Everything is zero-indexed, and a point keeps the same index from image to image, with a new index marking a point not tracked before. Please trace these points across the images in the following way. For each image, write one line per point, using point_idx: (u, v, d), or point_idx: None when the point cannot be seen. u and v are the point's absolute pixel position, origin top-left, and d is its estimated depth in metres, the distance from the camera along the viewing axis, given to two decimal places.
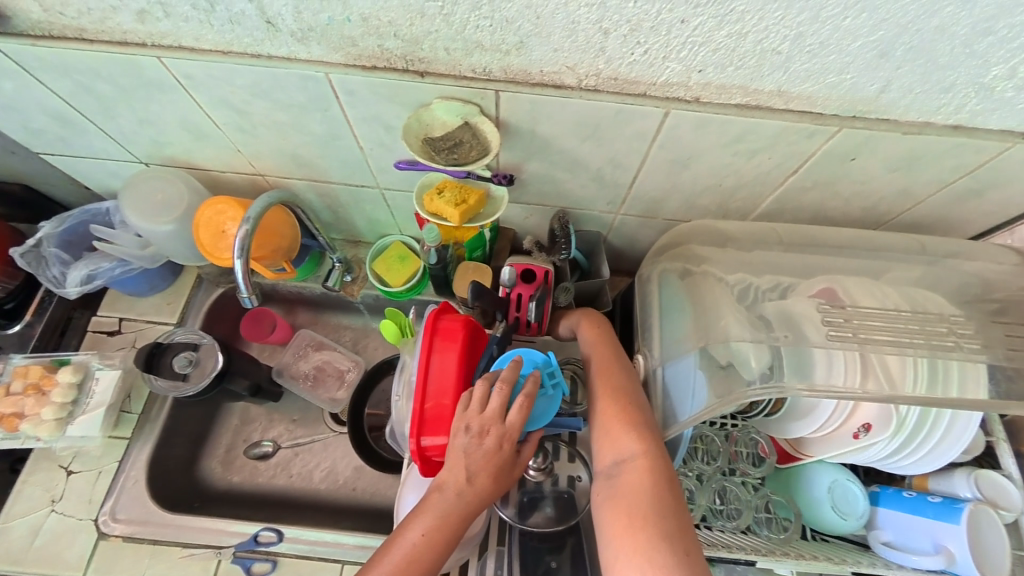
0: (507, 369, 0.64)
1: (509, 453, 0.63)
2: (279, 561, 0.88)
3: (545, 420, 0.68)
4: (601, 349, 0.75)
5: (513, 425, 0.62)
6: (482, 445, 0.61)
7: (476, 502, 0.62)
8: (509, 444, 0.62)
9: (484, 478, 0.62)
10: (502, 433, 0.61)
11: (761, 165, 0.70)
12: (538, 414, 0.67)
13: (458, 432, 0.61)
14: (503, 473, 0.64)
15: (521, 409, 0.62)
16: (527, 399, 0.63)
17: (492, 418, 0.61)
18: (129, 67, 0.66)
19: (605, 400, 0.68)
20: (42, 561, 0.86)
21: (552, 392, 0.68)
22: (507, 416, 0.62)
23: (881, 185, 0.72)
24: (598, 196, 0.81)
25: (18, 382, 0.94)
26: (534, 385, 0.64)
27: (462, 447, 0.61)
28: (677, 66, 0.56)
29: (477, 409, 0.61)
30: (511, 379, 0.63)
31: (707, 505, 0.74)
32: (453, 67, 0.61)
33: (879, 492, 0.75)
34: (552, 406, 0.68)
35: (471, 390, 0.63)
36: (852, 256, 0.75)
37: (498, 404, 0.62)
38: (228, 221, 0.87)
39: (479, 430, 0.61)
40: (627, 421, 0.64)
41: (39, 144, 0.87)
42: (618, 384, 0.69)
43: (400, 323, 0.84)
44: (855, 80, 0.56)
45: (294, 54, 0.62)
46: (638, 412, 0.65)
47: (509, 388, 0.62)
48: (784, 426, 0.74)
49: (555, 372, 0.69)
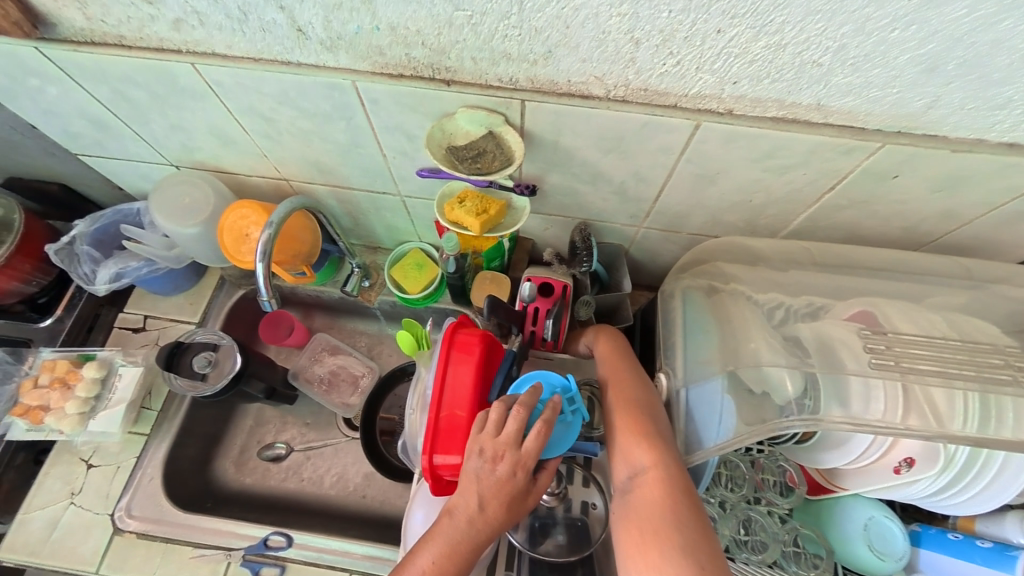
0: (525, 393, 0.62)
1: (523, 481, 0.60)
2: (287, 567, 0.87)
3: (563, 447, 0.64)
4: (611, 363, 0.73)
5: (529, 451, 0.59)
6: (495, 470, 0.58)
7: (487, 531, 0.59)
8: (523, 471, 0.59)
9: (495, 506, 0.59)
10: (517, 459, 0.58)
11: (793, 182, 0.67)
12: (556, 440, 0.64)
13: (471, 454, 0.59)
14: (515, 502, 0.60)
15: (539, 435, 0.59)
16: (545, 425, 0.60)
17: (507, 442, 0.58)
18: (164, 74, 0.68)
19: (617, 412, 0.65)
20: (58, 554, 0.87)
21: (571, 418, 0.65)
22: (522, 442, 0.59)
23: (922, 205, 0.68)
24: (620, 209, 0.80)
25: (45, 376, 0.96)
26: (552, 411, 0.61)
27: (474, 470, 0.58)
28: (710, 78, 0.54)
29: (492, 432, 0.59)
30: (530, 403, 0.61)
31: (730, 535, 0.70)
32: (478, 77, 0.60)
33: (920, 531, 0.71)
34: (569, 433, 0.65)
35: (487, 411, 0.61)
36: (888, 279, 0.72)
37: (515, 428, 0.59)
38: (250, 225, 0.88)
39: (492, 454, 0.58)
40: (639, 433, 0.62)
41: (76, 146, 0.90)
42: (627, 396, 0.67)
43: (415, 334, 0.83)
44: (900, 95, 0.53)
45: (322, 62, 0.62)
46: (649, 423, 0.63)
47: (527, 412, 0.60)
48: (815, 456, 0.71)
49: (574, 398, 0.66)
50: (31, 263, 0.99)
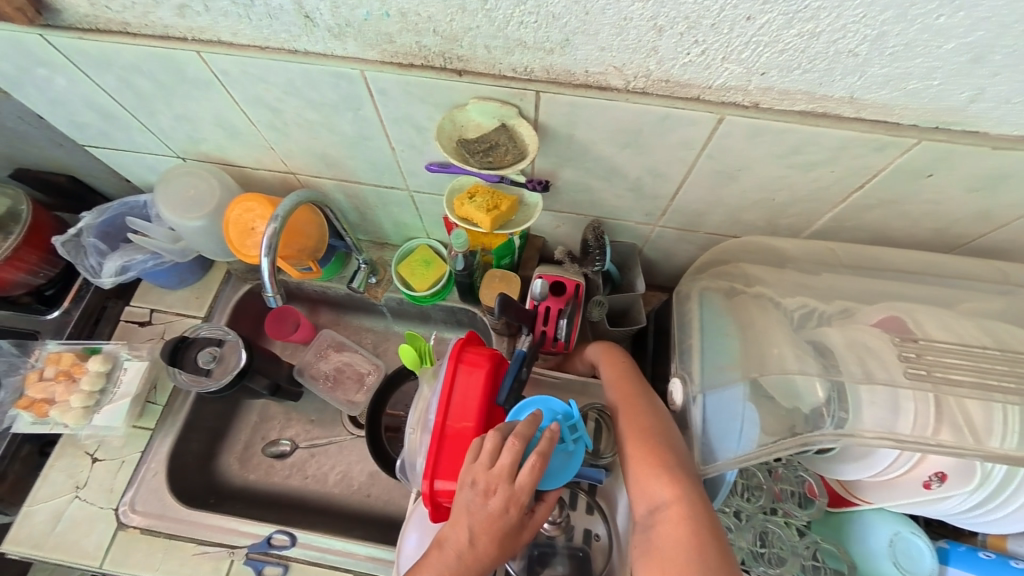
0: (522, 423, 0.59)
1: (517, 516, 0.57)
2: (291, 566, 0.86)
3: (563, 478, 0.61)
4: (622, 387, 0.70)
5: (522, 486, 0.56)
6: (487, 504, 0.56)
7: (477, 567, 0.56)
8: (516, 507, 0.56)
9: (486, 541, 0.56)
10: (509, 494, 0.56)
11: (819, 180, 0.64)
12: (554, 471, 0.61)
13: (463, 485, 0.56)
14: (508, 538, 0.57)
15: (533, 469, 0.56)
16: (540, 458, 0.56)
17: (499, 476, 0.55)
18: (169, 62, 0.67)
19: (631, 441, 0.63)
20: (62, 547, 0.87)
21: (573, 448, 0.62)
22: (516, 476, 0.56)
23: (957, 206, 0.64)
24: (634, 207, 0.77)
25: (50, 368, 0.96)
26: (549, 442, 0.58)
27: (465, 502, 0.56)
28: (736, 68, 0.51)
29: (485, 463, 0.56)
30: (526, 434, 0.57)
31: (747, 548, 0.67)
32: (491, 67, 0.58)
33: (948, 548, 0.67)
34: (572, 463, 0.62)
35: (482, 439, 0.58)
36: (916, 283, 0.68)
37: (509, 461, 0.56)
38: (255, 219, 0.87)
39: (485, 487, 0.55)
40: (658, 464, 0.59)
41: (83, 137, 0.90)
42: (641, 424, 0.64)
43: (418, 347, 0.79)
44: (941, 88, 0.50)
45: (330, 51, 0.60)
46: (667, 453, 0.61)
47: (522, 444, 0.56)
48: (834, 467, 0.67)
49: (576, 426, 0.63)
50: (39, 255, 0.99)
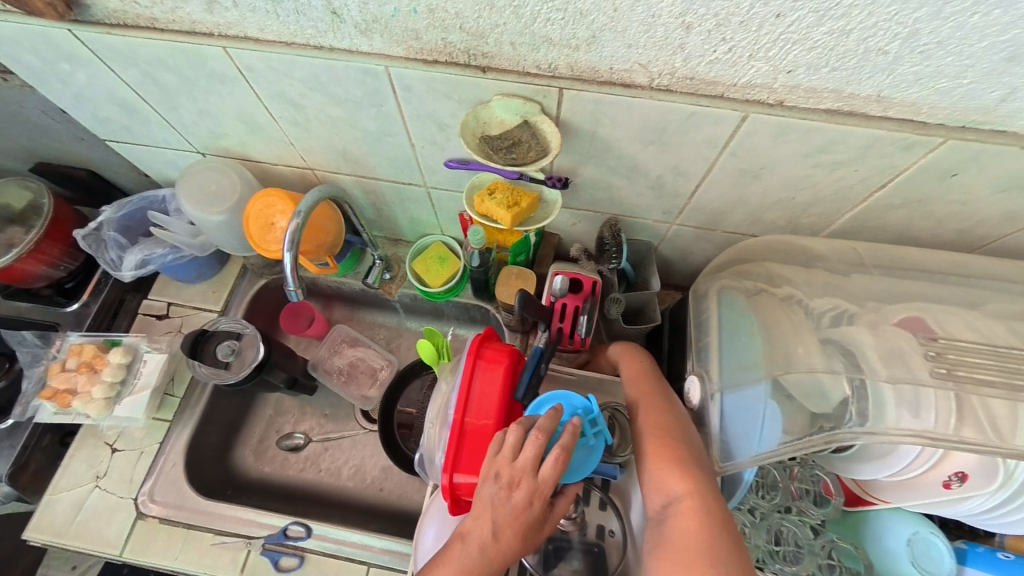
0: (544, 417, 0.59)
1: (540, 510, 0.57)
2: (307, 557, 0.87)
3: (581, 473, 0.62)
4: (640, 383, 0.71)
5: (546, 479, 0.56)
6: (511, 498, 0.56)
7: (500, 560, 0.57)
8: (540, 501, 0.57)
9: (509, 535, 0.56)
10: (533, 488, 0.56)
11: (843, 179, 0.64)
12: (576, 466, 0.62)
13: (486, 478, 0.56)
14: (530, 533, 0.58)
15: (557, 464, 0.56)
16: (564, 452, 0.57)
17: (524, 469, 0.56)
18: (195, 57, 0.67)
19: (647, 436, 0.64)
20: (84, 535, 0.88)
21: (593, 442, 0.63)
22: (540, 469, 0.57)
23: (983, 206, 0.64)
24: (653, 205, 0.77)
25: (72, 359, 0.97)
26: (571, 437, 0.58)
27: (489, 496, 0.56)
28: (764, 66, 0.51)
29: (509, 457, 0.56)
30: (549, 428, 0.58)
31: (763, 546, 0.68)
32: (516, 63, 0.58)
33: (966, 549, 0.68)
34: (591, 458, 0.63)
35: (505, 434, 0.59)
36: (940, 283, 0.68)
37: (532, 454, 0.56)
38: (276, 214, 0.88)
39: (508, 480, 0.56)
40: (673, 459, 0.60)
41: (106, 131, 0.91)
42: (658, 420, 0.65)
43: (436, 342, 0.80)
44: (972, 86, 0.49)
45: (356, 47, 0.61)
46: (682, 448, 0.61)
47: (545, 437, 0.57)
48: (850, 467, 0.68)
49: (597, 421, 0.63)
50: (60, 248, 1.01)
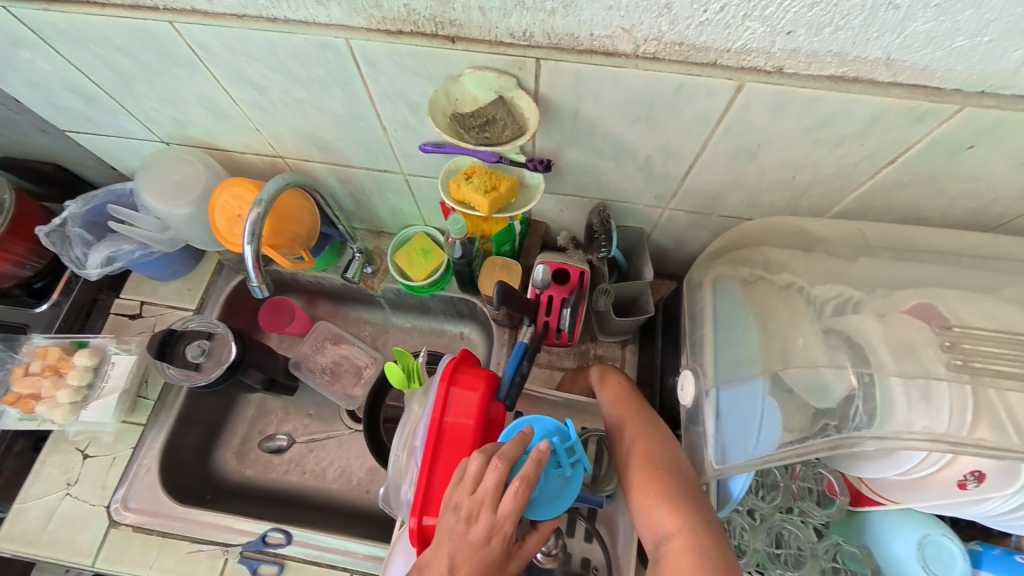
0: (509, 443, 0.55)
1: (500, 548, 0.53)
2: (286, 565, 0.84)
3: (560, 506, 0.59)
4: (623, 409, 0.66)
5: (506, 514, 0.52)
6: (469, 532, 0.52)
7: None
8: (500, 537, 0.52)
9: (467, 574, 0.51)
10: (492, 522, 0.52)
11: (847, 156, 0.59)
12: (550, 497, 0.58)
13: (445, 509, 0.53)
14: (493, 570, 0.53)
15: (517, 495, 0.52)
16: (525, 483, 0.52)
17: (484, 501, 0.52)
18: (143, 35, 0.62)
19: (633, 470, 0.60)
20: (55, 545, 0.85)
21: (571, 472, 0.59)
22: (500, 502, 0.52)
23: (999, 182, 0.58)
24: (644, 189, 0.72)
25: (37, 363, 0.93)
26: (535, 466, 0.53)
27: (446, 528, 0.52)
28: (759, 27, 0.46)
29: (468, 488, 0.52)
30: (512, 455, 0.54)
31: (763, 549, 0.66)
32: (487, 32, 0.52)
33: (980, 551, 0.65)
34: (570, 489, 0.59)
35: (467, 461, 0.55)
36: (955, 266, 0.63)
37: (493, 483, 0.52)
38: (242, 205, 0.82)
39: (467, 513, 0.52)
40: (660, 494, 0.56)
41: (65, 122, 0.86)
42: (644, 449, 0.61)
43: (407, 365, 0.74)
44: (992, 46, 0.44)
45: (312, 18, 0.55)
46: (670, 480, 0.57)
47: (506, 466, 0.53)
48: (858, 465, 0.62)
49: (574, 449, 0.60)
50: (25, 246, 0.96)
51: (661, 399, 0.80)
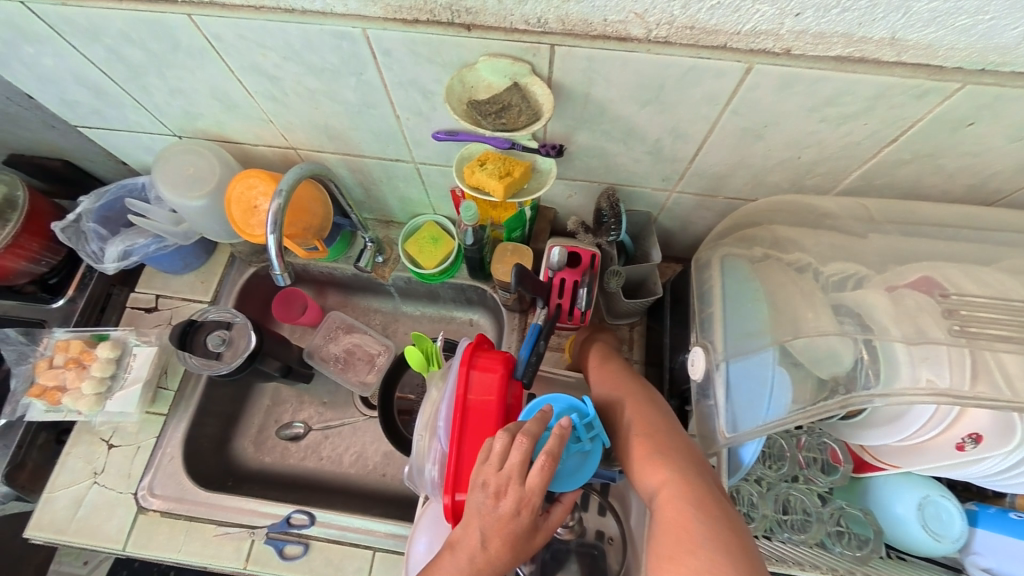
0: (531, 421, 0.57)
1: (528, 519, 0.55)
2: (310, 544, 0.87)
3: (580, 479, 0.61)
4: (611, 383, 0.72)
5: (534, 488, 0.54)
6: (498, 507, 0.54)
7: (489, 569, 0.55)
8: (528, 510, 0.54)
9: (497, 544, 0.54)
10: (521, 496, 0.53)
11: (852, 134, 0.60)
12: (572, 471, 0.61)
13: (473, 487, 0.54)
14: (521, 541, 0.55)
15: (544, 470, 0.54)
16: (550, 458, 0.54)
17: (510, 477, 0.54)
18: (159, 28, 0.63)
19: (624, 441, 0.64)
20: (85, 532, 0.87)
21: (590, 446, 0.62)
22: (526, 476, 0.54)
23: (999, 157, 0.60)
24: (652, 171, 0.73)
25: (59, 356, 0.95)
26: (559, 441, 0.55)
27: (476, 505, 0.54)
28: (769, 9, 0.47)
29: (495, 465, 0.54)
30: (535, 432, 0.56)
31: (771, 515, 0.69)
32: (502, 19, 0.53)
33: (976, 511, 0.69)
34: (589, 463, 0.62)
35: (491, 440, 0.56)
36: (955, 240, 0.65)
37: (518, 460, 0.54)
38: (259, 196, 0.84)
39: (495, 489, 0.53)
40: (646, 455, 0.60)
41: (76, 117, 0.87)
42: (642, 423, 0.64)
43: (424, 348, 0.76)
44: (993, 23, 0.46)
45: (329, 8, 0.56)
46: (654, 440, 0.61)
47: (531, 442, 0.55)
48: (859, 433, 0.66)
49: (592, 424, 0.62)
50: (40, 242, 0.97)
51: (671, 378, 0.82)
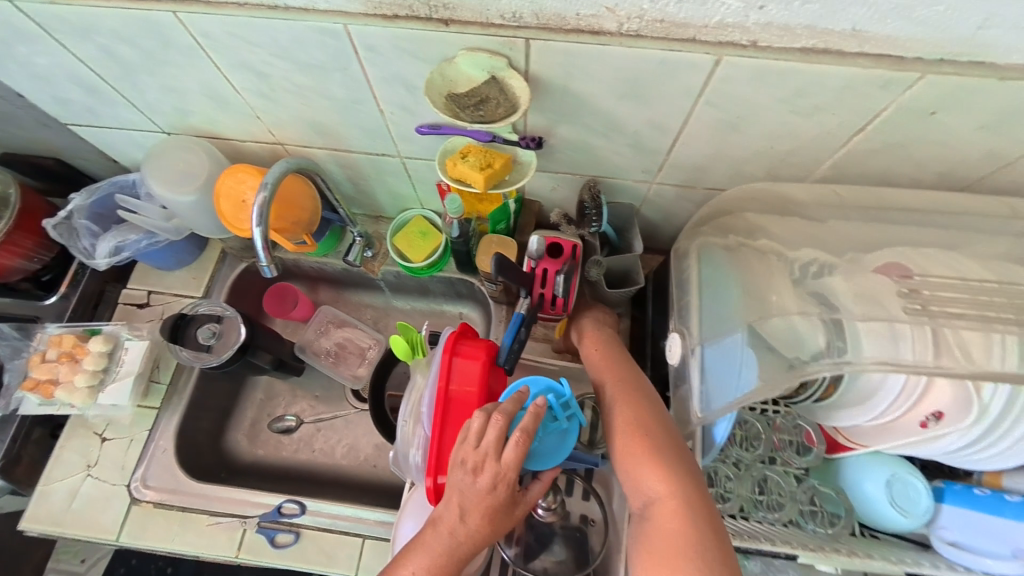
0: (507, 401, 0.59)
1: (506, 494, 0.57)
2: (302, 533, 0.88)
3: (558, 457, 0.63)
4: (608, 375, 0.72)
5: (510, 463, 0.55)
6: (476, 483, 0.55)
7: (470, 543, 0.57)
8: (505, 485, 0.56)
9: (477, 519, 0.56)
10: (498, 471, 0.55)
11: (823, 125, 0.62)
12: (549, 450, 0.63)
13: (453, 467, 0.56)
14: (500, 514, 0.58)
15: (518, 445, 0.55)
16: (525, 435, 0.56)
17: (488, 455, 0.55)
18: (146, 25, 0.64)
19: (619, 435, 0.64)
20: (80, 524, 0.89)
21: (567, 425, 0.64)
22: (503, 454, 0.56)
23: (965, 146, 0.62)
24: (632, 164, 0.75)
25: (53, 350, 0.96)
26: (534, 419, 0.57)
27: (456, 482, 0.56)
28: (735, 3, 0.49)
29: (473, 443, 0.56)
30: (511, 411, 0.58)
31: (748, 495, 0.71)
32: (479, 13, 0.55)
33: (943, 487, 0.71)
34: (567, 441, 0.64)
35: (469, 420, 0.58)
36: (922, 227, 0.67)
37: (495, 437, 0.55)
38: (247, 190, 0.85)
39: (473, 466, 0.55)
40: (643, 452, 0.61)
41: (68, 115, 0.88)
42: (639, 419, 0.64)
43: (410, 338, 0.77)
44: (949, 13, 0.47)
45: (311, 5, 0.58)
46: (651, 437, 0.62)
47: (507, 420, 0.56)
48: (832, 415, 0.69)
49: (569, 403, 0.64)
50: (33, 240, 0.99)
51: (653, 365, 0.84)
